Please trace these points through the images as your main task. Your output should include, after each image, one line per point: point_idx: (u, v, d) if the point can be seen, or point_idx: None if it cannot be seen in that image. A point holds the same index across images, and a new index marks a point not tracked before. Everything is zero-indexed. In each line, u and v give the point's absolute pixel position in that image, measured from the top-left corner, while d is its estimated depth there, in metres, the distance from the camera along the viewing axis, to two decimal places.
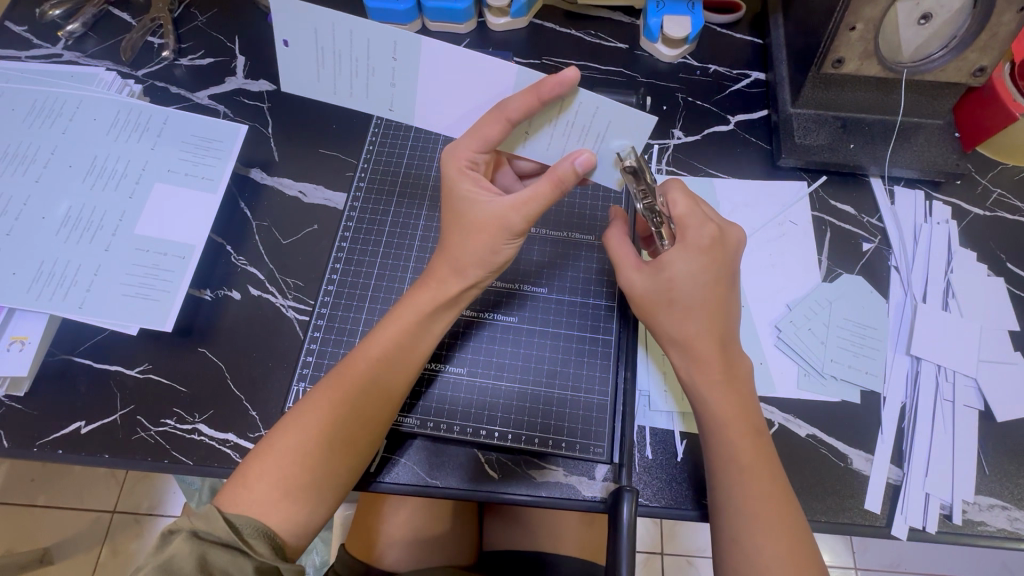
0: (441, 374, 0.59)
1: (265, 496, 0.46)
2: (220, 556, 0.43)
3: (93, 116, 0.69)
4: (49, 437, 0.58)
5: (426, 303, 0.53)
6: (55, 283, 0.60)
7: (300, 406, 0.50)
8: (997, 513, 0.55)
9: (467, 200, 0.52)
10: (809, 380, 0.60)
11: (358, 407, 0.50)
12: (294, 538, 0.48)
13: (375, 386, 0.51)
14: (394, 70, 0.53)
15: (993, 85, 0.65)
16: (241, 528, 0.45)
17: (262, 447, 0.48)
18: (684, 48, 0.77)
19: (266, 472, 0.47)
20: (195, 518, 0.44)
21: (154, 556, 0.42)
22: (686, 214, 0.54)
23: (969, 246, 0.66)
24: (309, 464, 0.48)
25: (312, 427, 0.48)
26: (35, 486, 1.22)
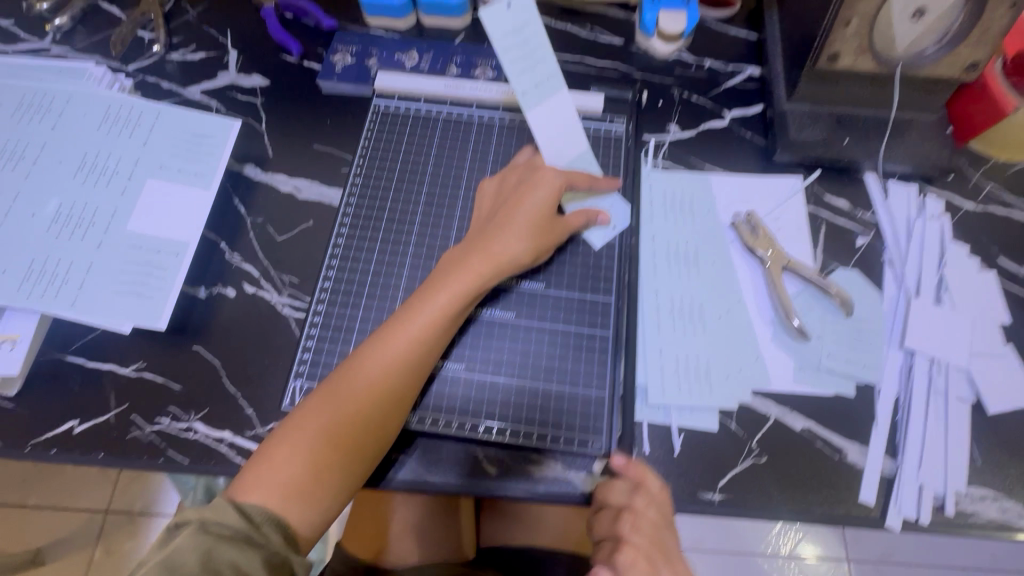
0: (441, 370, 0.59)
1: (289, 476, 0.48)
2: (225, 549, 0.43)
3: (84, 112, 0.68)
4: (41, 437, 0.58)
5: (453, 291, 0.55)
6: (46, 281, 0.60)
7: (324, 389, 0.52)
8: (989, 504, 0.56)
9: (518, 218, 0.59)
10: (806, 373, 0.60)
11: (382, 390, 0.52)
12: (307, 526, 0.49)
13: (398, 369, 0.52)
14: (546, 79, 0.61)
15: (984, 81, 0.67)
16: (253, 516, 0.46)
17: (288, 430, 0.50)
18: (680, 43, 0.77)
19: (291, 452, 0.49)
20: (203, 510, 0.44)
21: (159, 551, 0.42)
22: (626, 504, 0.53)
23: (962, 241, 0.67)
24: (332, 445, 0.50)
25: (340, 412, 0.50)
26: (27, 486, 1.20)
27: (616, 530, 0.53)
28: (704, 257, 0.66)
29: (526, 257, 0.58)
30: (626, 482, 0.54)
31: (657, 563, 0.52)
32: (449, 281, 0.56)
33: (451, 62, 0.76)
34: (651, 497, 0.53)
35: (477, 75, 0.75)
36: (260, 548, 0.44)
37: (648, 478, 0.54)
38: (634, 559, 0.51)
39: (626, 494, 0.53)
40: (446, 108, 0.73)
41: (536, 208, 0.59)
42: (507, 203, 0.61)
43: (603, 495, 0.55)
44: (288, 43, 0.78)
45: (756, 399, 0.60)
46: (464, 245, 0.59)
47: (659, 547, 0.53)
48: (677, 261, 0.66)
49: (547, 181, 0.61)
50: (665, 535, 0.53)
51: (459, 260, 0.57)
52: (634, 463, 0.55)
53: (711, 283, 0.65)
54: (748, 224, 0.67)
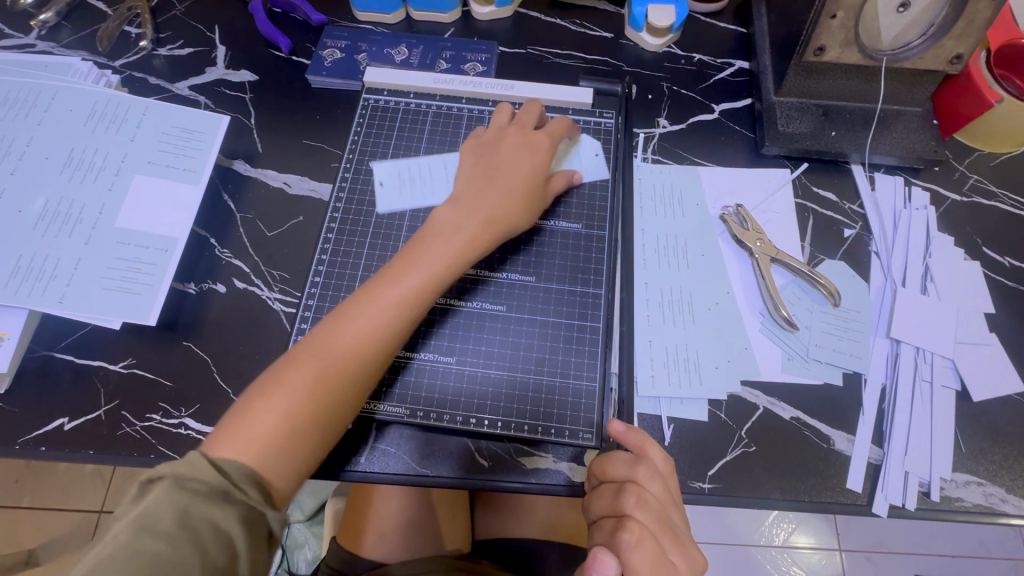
0: (414, 361, 0.59)
1: (273, 430, 0.44)
2: (203, 507, 0.39)
3: (70, 108, 0.68)
4: (31, 434, 0.57)
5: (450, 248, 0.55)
6: (34, 277, 0.59)
7: (307, 345, 0.48)
8: (973, 489, 0.57)
9: (506, 180, 0.60)
10: (794, 363, 0.61)
11: (374, 347, 0.49)
12: (284, 484, 0.44)
13: (394, 323, 0.50)
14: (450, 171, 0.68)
15: (968, 73, 0.66)
16: (231, 473, 0.41)
17: (266, 386, 0.46)
18: (668, 37, 0.77)
19: (277, 405, 0.45)
20: (177, 463, 0.39)
21: (132, 507, 0.38)
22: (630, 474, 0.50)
23: (947, 231, 0.68)
24: (320, 401, 0.46)
25: (329, 367, 0.47)
26: (19, 487, 1.20)
27: (617, 507, 0.48)
28: (693, 249, 0.67)
29: (517, 219, 0.59)
30: (626, 453, 0.51)
31: (663, 542, 0.47)
32: (447, 240, 0.55)
33: (441, 57, 0.77)
34: (653, 468, 0.50)
35: (466, 70, 0.76)
36: (238, 504, 0.40)
37: (649, 448, 0.51)
38: (640, 539, 0.46)
39: (628, 465, 0.50)
40: (435, 103, 0.73)
41: (523, 172, 0.61)
42: (495, 164, 0.61)
43: (603, 468, 0.52)
44: (276, 38, 0.77)
45: (745, 389, 0.60)
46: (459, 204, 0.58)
47: (666, 525, 0.47)
48: (667, 254, 0.66)
49: (532, 149, 0.62)
50: (671, 513, 0.49)
51: (458, 221, 0.56)
52: (634, 431, 0.53)
53: (701, 275, 0.65)
54: (736, 217, 0.68)
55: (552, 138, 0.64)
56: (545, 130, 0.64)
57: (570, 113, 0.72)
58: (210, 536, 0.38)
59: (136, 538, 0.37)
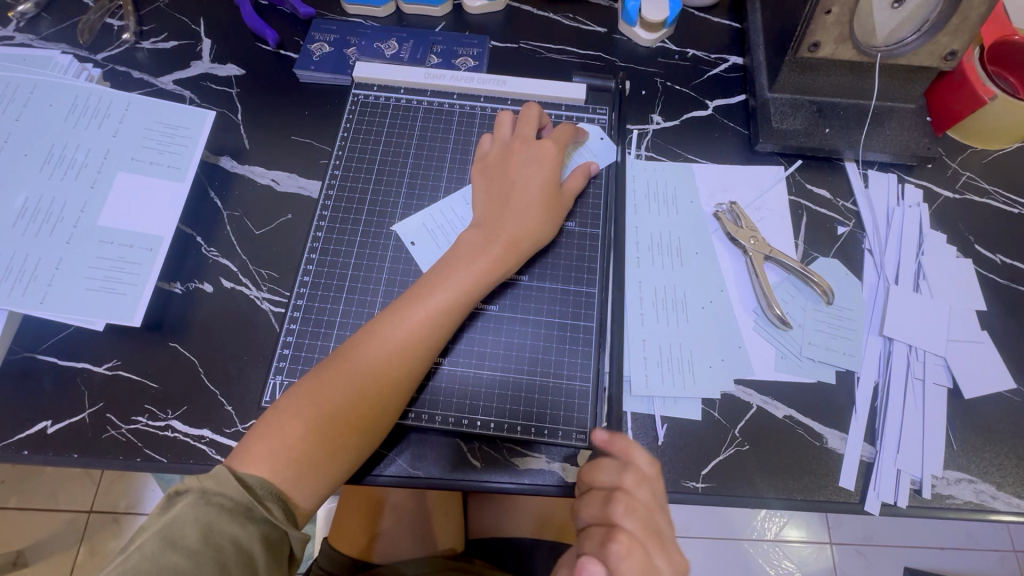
0: (444, 368, 0.58)
1: (299, 446, 0.47)
2: (226, 523, 0.41)
3: (50, 102, 0.66)
4: (12, 438, 0.56)
5: (471, 272, 0.56)
6: (14, 278, 0.58)
7: (337, 362, 0.51)
8: (964, 486, 0.57)
9: (525, 196, 0.60)
10: (787, 362, 0.61)
11: (400, 367, 0.52)
12: (308, 499, 0.48)
13: (414, 347, 0.52)
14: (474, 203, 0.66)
15: (963, 69, 0.66)
16: (256, 490, 0.45)
17: (298, 399, 0.49)
18: (662, 32, 0.77)
19: (303, 423, 0.48)
20: (205, 479, 0.42)
21: (160, 517, 0.41)
22: (615, 482, 0.49)
23: (940, 229, 0.68)
24: (345, 417, 0.49)
25: (356, 385, 0.50)
26: (5, 488, 1.18)
27: (606, 515, 0.47)
28: (687, 247, 0.66)
29: (537, 234, 0.60)
30: (612, 459, 0.51)
31: (653, 551, 0.46)
32: (468, 265, 0.56)
33: (431, 52, 0.76)
34: (640, 473, 0.49)
35: (458, 65, 0.75)
36: (259, 522, 0.43)
37: (636, 453, 0.51)
38: (629, 549, 0.44)
39: (614, 471, 0.49)
40: (426, 98, 0.72)
41: (537, 184, 0.61)
42: (507, 179, 0.62)
43: (591, 476, 0.51)
44: (263, 31, 0.76)
45: (738, 388, 0.60)
46: (482, 226, 0.59)
47: (654, 535, 0.46)
48: (661, 252, 0.66)
49: (540, 158, 0.62)
50: (659, 521, 0.48)
51: (479, 244, 0.58)
52: (621, 436, 0.52)
53: (696, 273, 0.65)
54: (730, 215, 0.67)
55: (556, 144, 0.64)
56: (551, 138, 0.64)
57: (563, 109, 0.72)
58: (234, 553, 0.40)
59: (161, 551, 0.39)
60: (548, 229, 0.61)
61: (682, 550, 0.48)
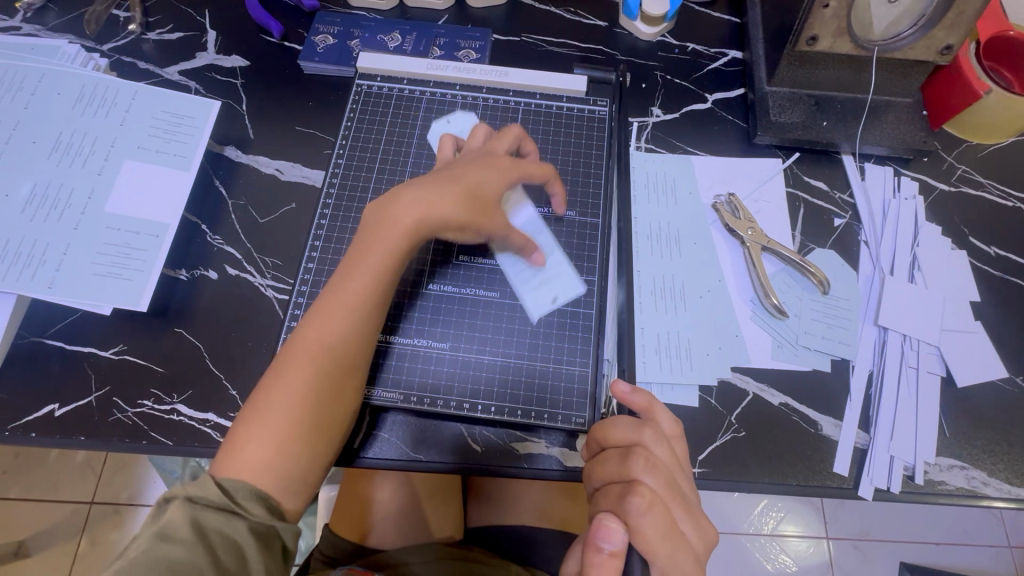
0: (394, 345, 0.59)
1: (262, 461, 0.47)
2: (214, 518, 0.43)
3: (57, 91, 0.67)
4: (21, 420, 0.57)
5: (384, 246, 0.52)
6: (22, 263, 0.59)
7: (279, 368, 0.50)
8: (956, 473, 0.58)
9: (454, 165, 0.57)
10: (783, 350, 0.62)
11: (335, 359, 0.51)
12: (293, 498, 0.49)
13: (341, 332, 0.51)
14: None
15: (958, 64, 0.67)
16: (235, 494, 0.45)
17: (248, 413, 0.49)
18: (663, 26, 0.77)
19: (254, 430, 0.48)
20: (190, 484, 0.44)
21: (151, 524, 0.42)
22: (633, 440, 0.50)
23: (936, 221, 0.69)
24: (297, 421, 0.48)
25: (298, 386, 0.49)
26: (8, 478, 1.19)
27: (625, 471, 0.48)
28: (685, 237, 0.67)
29: (458, 204, 0.56)
30: (628, 418, 0.51)
31: (672, 507, 0.47)
32: (382, 238, 0.53)
33: (434, 44, 0.76)
34: (658, 431, 0.50)
35: (460, 57, 0.76)
36: (246, 517, 0.44)
37: (655, 410, 0.52)
38: (650, 504, 0.46)
39: (634, 428, 0.50)
40: (429, 89, 0.73)
41: (459, 156, 0.57)
42: (435, 152, 0.59)
43: (605, 434, 0.51)
44: (267, 23, 0.76)
45: (735, 375, 0.61)
46: (388, 195, 0.55)
47: (674, 490, 0.48)
48: (660, 242, 0.67)
49: (470, 139, 0.59)
50: (678, 476, 0.49)
51: (384, 214, 0.53)
52: (639, 392, 0.53)
53: (694, 263, 0.66)
54: (729, 206, 0.68)
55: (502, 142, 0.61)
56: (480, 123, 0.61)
57: (564, 101, 0.72)
58: (224, 545, 0.43)
59: (156, 545, 0.41)
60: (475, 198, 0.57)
61: (695, 495, 0.51)
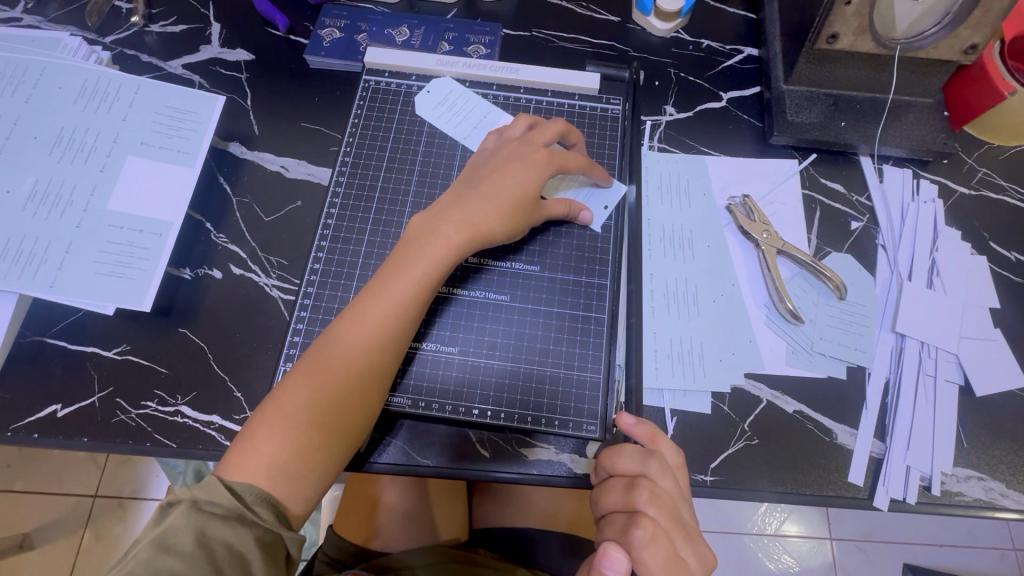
0: (420, 352, 0.58)
1: (275, 462, 0.46)
2: (218, 527, 0.42)
3: (59, 85, 0.65)
4: (23, 421, 0.56)
5: (426, 260, 0.52)
6: (25, 261, 0.58)
7: (304, 366, 0.49)
8: (973, 484, 0.57)
9: (498, 178, 0.56)
10: (799, 357, 0.60)
11: (362, 366, 0.49)
12: (301, 504, 0.48)
13: (369, 341, 0.50)
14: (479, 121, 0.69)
15: (983, 64, 0.65)
16: (246, 496, 0.44)
17: (267, 411, 0.48)
18: (676, 22, 0.76)
19: (275, 432, 0.47)
20: (196, 488, 0.43)
21: (153, 529, 0.42)
22: (639, 471, 0.50)
23: (955, 226, 0.67)
24: (314, 425, 0.47)
25: (323, 389, 0.48)
26: (11, 471, 1.19)
27: (629, 502, 0.48)
28: (699, 240, 0.66)
29: (499, 224, 0.55)
30: (635, 447, 0.51)
31: (675, 538, 0.47)
32: (422, 248, 0.53)
33: (443, 39, 0.75)
34: (664, 463, 0.50)
35: (469, 53, 0.74)
36: (252, 525, 0.43)
37: (659, 440, 0.51)
38: (652, 536, 0.46)
39: (639, 459, 0.50)
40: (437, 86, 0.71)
41: (508, 180, 0.56)
42: (485, 175, 0.57)
43: (612, 462, 0.51)
44: (273, 16, 0.75)
45: (748, 382, 0.60)
46: (434, 211, 0.55)
47: (677, 520, 0.48)
48: (672, 245, 0.65)
49: (528, 163, 0.57)
50: (681, 507, 0.49)
51: (431, 227, 0.54)
52: (642, 423, 0.52)
53: (708, 267, 0.65)
54: (743, 208, 0.67)
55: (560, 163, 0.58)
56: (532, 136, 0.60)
57: (576, 99, 0.71)
58: (227, 555, 0.41)
59: (156, 556, 0.40)
60: (513, 219, 0.56)
61: (699, 528, 0.50)
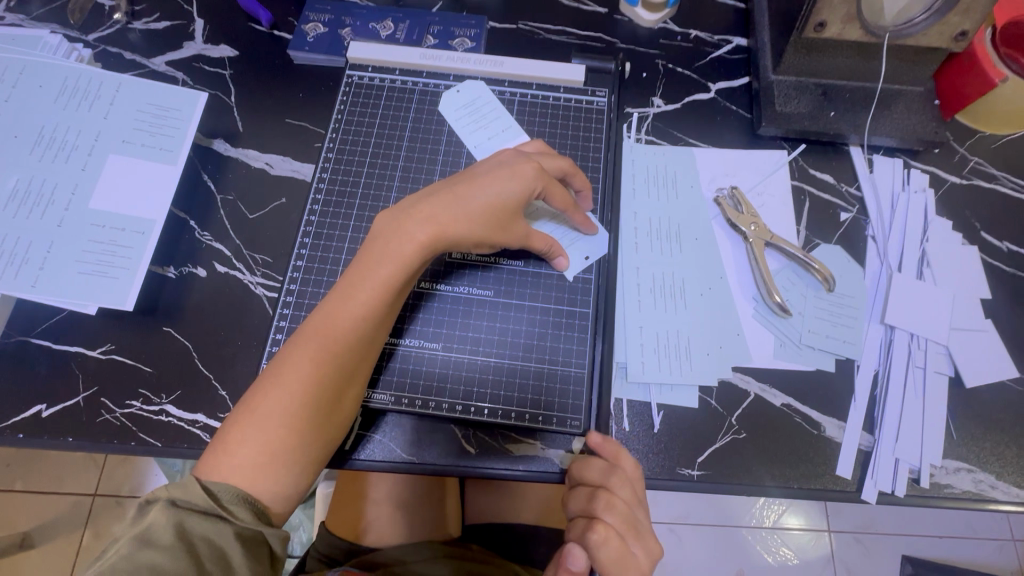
0: (399, 348, 0.58)
1: (249, 463, 0.46)
2: (198, 523, 0.42)
3: (39, 83, 0.65)
4: (8, 421, 0.56)
5: (394, 258, 0.50)
6: (6, 261, 0.57)
7: (276, 368, 0.49)
8: (963, 476, 0.56)
9: (479, 178, 0.54)
10: (787, 350, 0.60)
11: (333, 365, 0.49)
12: (280, 503, 0.48)
13: (340, 341, 0.49)
14: (497, 132, 0.67)
15: (974, 51, 0.64)
16: (221, 496, 0.44)
17: (242, 413, 0.47)
18: (664, 12, 0.75)
19: (250, 433, 0.46)
20: (173, 488, 0.43)
21: (132, 527, 0.41)
22: (601, 483, 0.50)
23: (946, 216, 0.66)
24: (288, 427, 0.47)
25: (294, 391, 0.47)
26: (10, 471, 1.19)
27: (589, 509, 0.50)
28: (687, 234, 0.65)
29: (473, 220, 0.53)
30: (600, 459, 0.51)
31: (630, 541, 0.49)
32: (389, 246, 0.51)
33: (427, 33, 0.74)
34: (626, 475, 0.50)
35: (454, 46, 0.73)
36: (233, 522, 0.44)
37: (623, 458, 0.52)
38: (607, 540, 0.48)
39: (602, 472, 0.50)
40: (422, 79, 0.70)
41: (485, 180, 0.54)
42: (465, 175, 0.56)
43: (578, 471, 0.52)
44: (256, 11, 0.74)
45: (736, 375, 0.59)
46: (404, 207, 0.53)
47: (632, 525, 0.50)
48: (659, 238, 0.65)
49: (515, 171, 0.55)
50: (638, 513, 0.51)
51: (401, 223, 0.52)
52: (610, 439, 0.52)
53: (694, 260, 0.64)
54: (731, 200, 0.66)
55: (546, 191, 0.57)
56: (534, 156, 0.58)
57: (562, 92, 0.70)
58: (209, 552, 0.42)
59: (138, 551, 0.40)
60: (491, 220, 0.54)
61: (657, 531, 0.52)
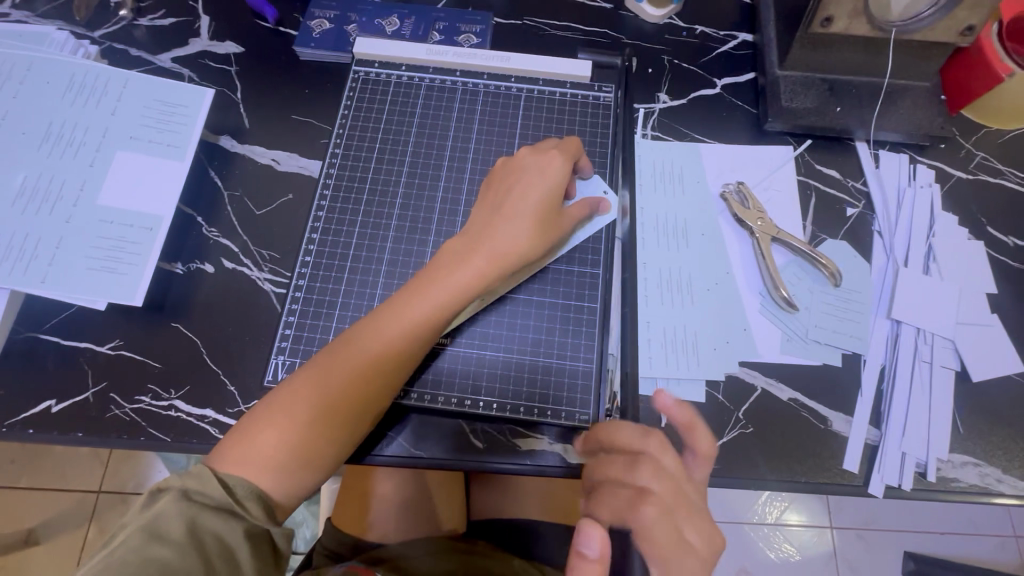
0: (449, 348, 0.58)
1: (270, 457, 0.46)
2: (212, 520, 0.43)
3: (47, 80, 0.65)
4: (18, 417, 0.56)
5: (455, 284, 0.51)
6: (14, 258, 0.57)
7: (314, 366, 0.49)
8: (969, 470, 0.57)
9: (518, 184, 0.56)
10: (793, 344, 0.60)
11: (373, 378, 0.49)
12: (291, 499, 0.48)
13: (385, 356, 0.50)
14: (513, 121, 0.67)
15: (981, 46, 0.64)
16: (235, 489, 0.44)
17: (271, 405, 0.48)
18: (670, 8, 0.75)
19: (275, 430, 0.47)
20: (186, 477, 0.43)
21: (141, 515, 0.42)
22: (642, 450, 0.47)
23: (952, 211, 0.66)
24: (316, 429, 0.47)
25: (329, 394, 0.48)
26: (16, 467, 1.19)
27: (631, 478, 0.46)
28: (693, 229, 0.65)
29: (532, 245, 0.54)
30: (637, 426, 0.48)
31: (680, 516, 0.44)
32: (449, 271, 0.52)
33: (433, 29, 0.74)
34: (668, 441, 0.47)
35: (460, 42, 0.73)
36: (242, 518, 0.44)
37: (697, 427, 0.48)
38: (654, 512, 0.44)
39: (640, 434, 0.48)
40: (428, 76, 0.70)
41: (533, 196, 0.55)
42: (509, 183, 0.56)
43: (613, 435, 0.49)
44: (262, 7, 0.74)
45: (743, 370, 0.59)
46: (463, 235, 0.54)
47: (681, 496, 0.45)
48: (667, 233, 0.65)
49: (546, 170, 0.56)
50: (687, 486, 0.46)
51: (459, 255, 0.53)
52: (684, 406, 0.49)
53: (701, 254, 0.64)
54: (737, 195, 0.66)
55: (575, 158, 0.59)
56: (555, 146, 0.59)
57: (568, 87, 0.70)
58: (217, 549, 0.42)
59: (145, 544, 0.40)
60: (540, 246, 0.54)
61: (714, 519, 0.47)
